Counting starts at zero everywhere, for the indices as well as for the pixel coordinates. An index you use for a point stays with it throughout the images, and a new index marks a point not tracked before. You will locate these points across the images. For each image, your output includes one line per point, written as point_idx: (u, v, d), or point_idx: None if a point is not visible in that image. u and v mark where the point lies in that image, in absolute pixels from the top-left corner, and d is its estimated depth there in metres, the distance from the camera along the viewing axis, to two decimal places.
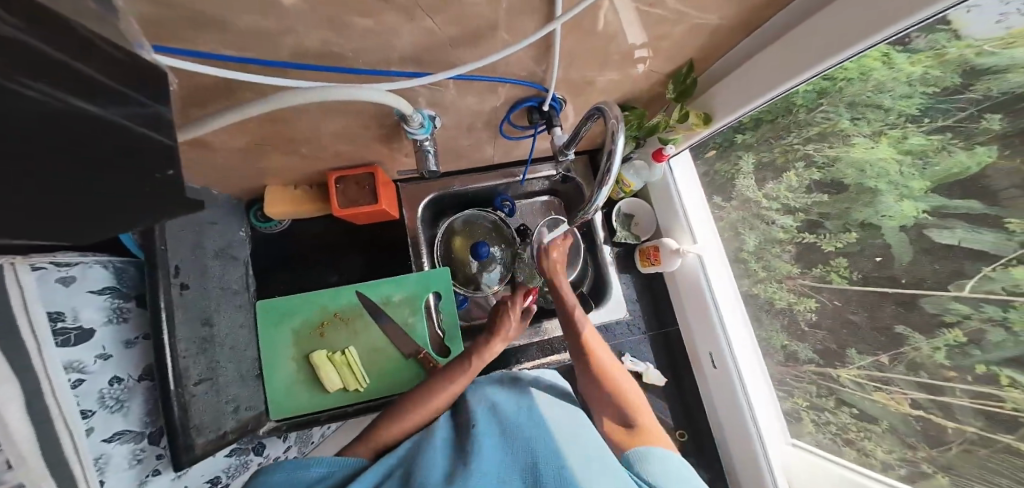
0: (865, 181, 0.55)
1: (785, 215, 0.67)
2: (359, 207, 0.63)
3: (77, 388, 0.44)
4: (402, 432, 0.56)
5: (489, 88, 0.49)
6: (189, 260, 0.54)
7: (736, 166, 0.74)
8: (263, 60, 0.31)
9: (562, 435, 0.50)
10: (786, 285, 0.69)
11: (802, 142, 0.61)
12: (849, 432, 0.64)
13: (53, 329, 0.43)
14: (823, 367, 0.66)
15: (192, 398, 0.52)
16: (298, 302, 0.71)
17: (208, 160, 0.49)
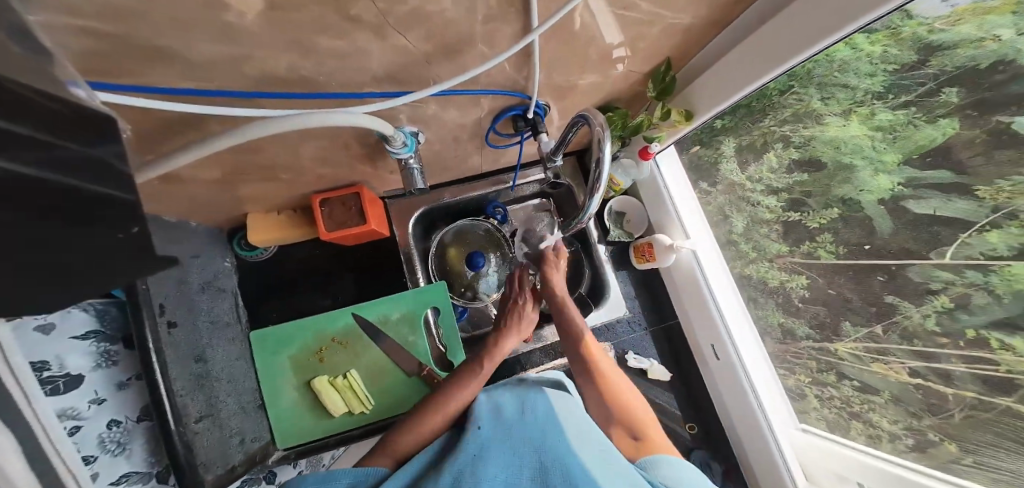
0: (841, 157, 0.56)
1: (768, 196, 0.67)
2: (348, 229, 0.63)
3: (74, 435, 0.45)
4: (421, 439, 0.54)
5: (471, 100, 0.49)
6: (173, 296, 0.53)
7: (718, 151, 0.74)
8: (230, 91, 0.30)
9: (572, 434, 0.49)
10: (777, 263, 0.69)
11: (778, 124, 0.62)
12: (854, 405, 0.64)
13: (39, 380, 0.42)
14: (821, 342, 0.66)
15: (196, 435, 0.50)
16: (294, 330, 0.69)
17: (186, 192, 0.48)
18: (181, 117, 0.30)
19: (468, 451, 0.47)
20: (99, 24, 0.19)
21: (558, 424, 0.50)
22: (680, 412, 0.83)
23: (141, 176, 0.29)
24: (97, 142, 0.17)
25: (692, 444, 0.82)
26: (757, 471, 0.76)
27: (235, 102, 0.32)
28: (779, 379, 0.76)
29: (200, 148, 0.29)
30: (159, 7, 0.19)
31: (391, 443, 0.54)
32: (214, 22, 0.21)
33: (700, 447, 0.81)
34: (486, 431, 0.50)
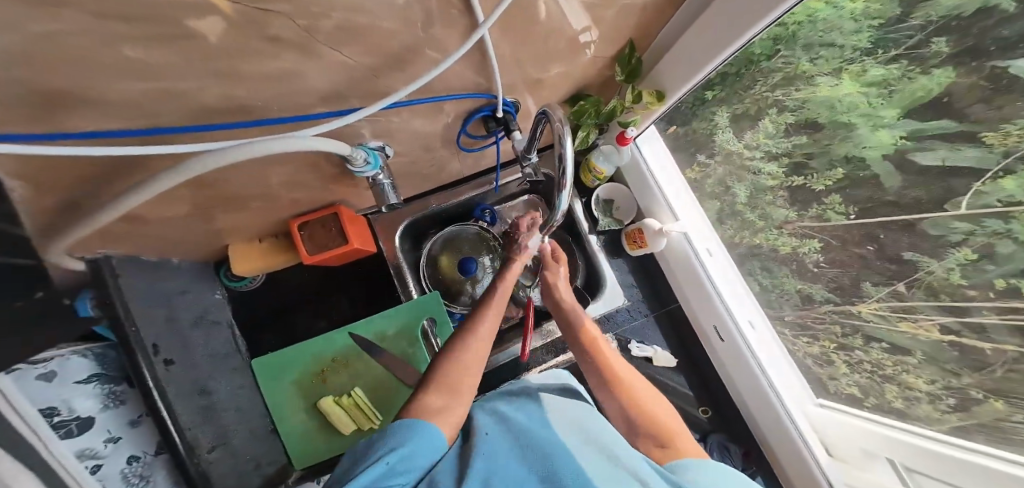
0: (838, 117, 0.52)
1: (769, 162, 0.64)
2: (331, 251, 0.65)
3: (96, 473, 0.46)
4: (467, 370, 0.49)
5: (432, 108, 0.49)
6: (165, 335, 0.53)
7: (712, 122, 0.71)
8: (161, 128, 0.32)
9: (598, 457, 0.44)
10: (787, 230, 0.65)
11: (769, 89, 0.58)
12: (886, 368, 0.58)
13: (51, 425, 0.43)
14: (843, 305, 0.61)
15: (210, 464, 0.51)
16: (293, 354, 0.69)
17: (146, 233, 0.49)
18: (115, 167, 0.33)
19: (479, 449, 0.44)
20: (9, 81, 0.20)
21: (582, 447, 0.46)
22: (694, 397, 0.82)
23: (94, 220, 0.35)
24: None
25: (710, 429, 0.80)
26: (774, 444, 0.75)
27: (167, 138, 0.34)
28: (788, 353, 0.74)
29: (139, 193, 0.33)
30: (55, 55, 0.20)
31: (442, 382, 0.47)
32: (112, 59, 0.23)
33: (717, 430, 0.80)
34: (494, 433, 0.48)
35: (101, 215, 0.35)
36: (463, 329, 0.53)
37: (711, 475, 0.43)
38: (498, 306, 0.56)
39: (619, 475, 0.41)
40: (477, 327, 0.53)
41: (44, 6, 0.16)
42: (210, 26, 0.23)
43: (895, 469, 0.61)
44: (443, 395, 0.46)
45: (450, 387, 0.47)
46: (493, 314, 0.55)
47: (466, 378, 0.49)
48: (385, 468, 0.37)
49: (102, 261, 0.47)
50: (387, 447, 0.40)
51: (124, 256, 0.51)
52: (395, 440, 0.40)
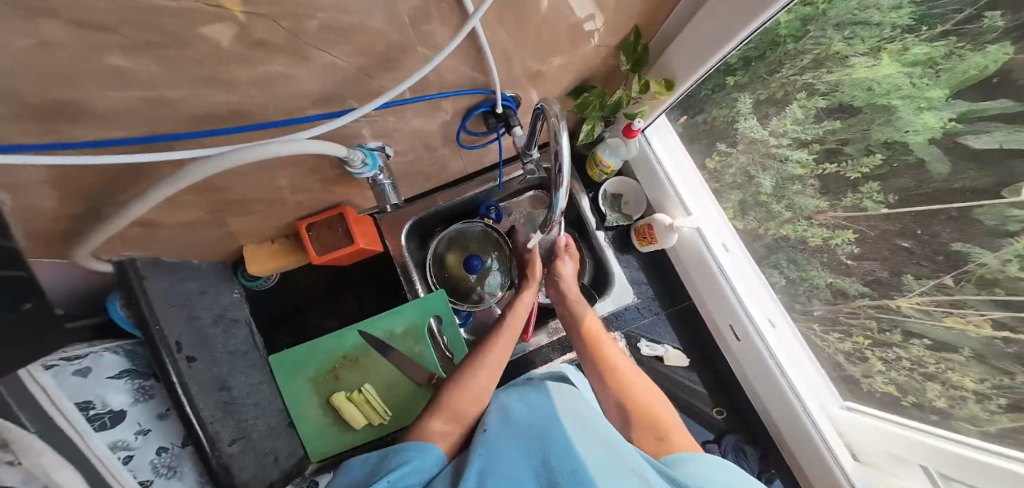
0: (876, 100, 0.46)
1: (798, 149, 0.58)
2: (338, 251, 0.67)
3: (128, 464, 0.47)
4: (473, 401, 0.52)
5: (429, 106, 0.49)
6: (188, 332, 0.56)
7: (733, 109, 0.65)
8: (164, 134, 0.33)
9: (597, 443, 0.42)
10: (818, 220, 0.59)
11: (798, 73, 0.53)
12: (928, 366, 0.53)
13: (86, 417, 0.45)
14: (880, 299, 0.55)
15: (231, 457, 0.52)
16: (306, 353, 0.72)
17: (165, 237, 0.53)
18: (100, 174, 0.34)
19: (477, 452, 0.43)
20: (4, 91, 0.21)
21: (583, 431, 0.44)
22: (706, 396, 0.79)
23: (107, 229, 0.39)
24: None
25: (724, 429, 0.77)
26: (792, 444, 0.71)
27: (163, 145, 0.35)
28: (813, 354, 0.70)
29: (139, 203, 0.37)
30: (47, 67, 0.21)
31: (449, 409, 0.50)
32: (102, 68, 0.23)
33: (732, 430, 0.77)
34: (494, 429, 0.46)
35: (111, 224, 0.39)
36: (473, 359, 0.57)
37: (712, 469, 0.41)
38: (508, 335, 0.60)
39: (615, 462, 0.40)
40: (487, 358, 0.57)
41: (21, 19, 0.17)
42: (196, 36, 0.24)
43: (929, 477, 0.56)
44: (448, 421, 0.49)
45: (456, 414, 0.50)
46: (502, 348, 0.59)
47: (472, 406, 0.52)
48: (388, 485, 0.39)
49: (127, 263, 0.51)
50: (395, 467, 0.41)
51: (147, 259, 0.54)
52: (408, 455, 0.43)
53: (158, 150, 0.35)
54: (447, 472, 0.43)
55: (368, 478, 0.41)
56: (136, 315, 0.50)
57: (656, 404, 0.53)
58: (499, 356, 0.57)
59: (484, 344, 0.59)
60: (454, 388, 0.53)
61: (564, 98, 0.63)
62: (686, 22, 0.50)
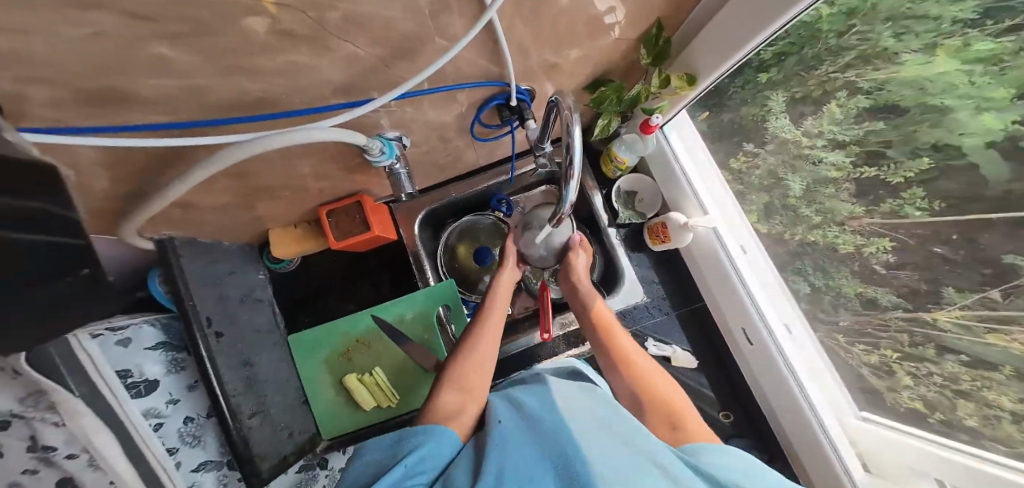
0: (927, 99, 0.42)
1: (834, 150, 0.54)
2: (354, 237, 0.69)
3: (159, 430, 0.50)
4: (479, 372, 0.54)
5: (445, 97, 0.49)
6: (217, 310, 0.59)
7: (765, 107, 0.62)
8: (202, 120, 0.36)
9: (613, 439, 0.40)
10: (852, 227, 0.56)
11: (839, 70, 0.49)
12: (962, 383, 0.49)
13: (125, 385, 0.49)
14: (914, 311, 0.52)
15: (251, 430, 0.55)
16: (323, 334, 0.75)
17: (200, 219, 0.57)
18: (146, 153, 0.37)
19: (494, 443, 0.41)
20: (54, 74, 0.23)
21: (600, 428, 0.42)
22: (714, 399, 0.77)
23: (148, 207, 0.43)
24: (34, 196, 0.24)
25: (731, 435, 0.76)
26: (801, 453, 0.69)
27: (207, 130, 0.38)
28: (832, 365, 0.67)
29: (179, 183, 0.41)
30: (94, 53, 0.23)
31: (454, 381, 0.52)
32: (145, 57, 0.25)
33: (742, 436, 0.75)
34: (508, 424, 0.45)
35: (151, 204, 0.44)
36: (473, 335, 0.60)
37: (738, 462, 0.39)
38: (500, 311, 0.63)
39: (635, 455, 0.38)
40: (484, 332, 0.60)
41: (75, 9, 0.18)
42: (225, 25, 0.25)
43: None
44: (456, 393, 0.51)
45: (462, 386, 0.52)
46: (497, 320, 0.62)
47: (477, 377, 0.54)
48: (405, 470, 0.38)
49: (166, 242, 0.55)
50: (409, 451, 0.40)
51: (185, 238, 0.58)
52: (421, 439, 0.42)
53: (196, 135, 0.37)
54: (463, 459, 0.41)
55: (384, 464, 0.40)
56: (172, 291, 0.54)
57: (669, 388, 0.53)
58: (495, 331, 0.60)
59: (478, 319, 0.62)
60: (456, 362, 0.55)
61: (579, 92, 0.62)
62: (716, 12, 0.47)
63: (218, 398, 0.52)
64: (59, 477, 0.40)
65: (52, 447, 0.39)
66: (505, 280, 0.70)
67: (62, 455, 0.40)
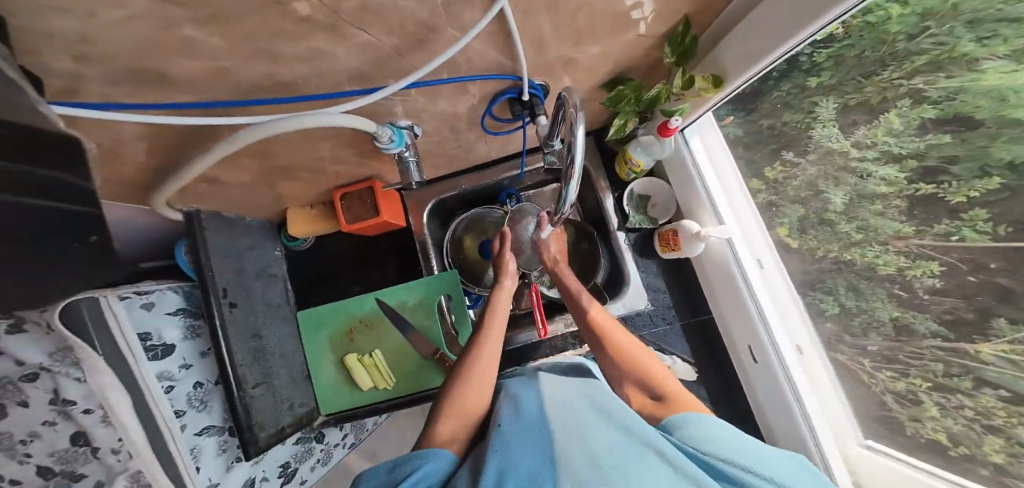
0: (1008, 112, 0.36)
1: (887, 164, 0.48)
2: (364, 221, 0.70)
3: (169, 392, 0.52)
4: (475, 401, 0.53)
5: (458, 89, 0.48)
6: (234, 283, 0.62)
7: (811, 114, 0.56)
8: (224, 101, 0.38)
9: (613, 430, 0.41)
10: (897, 247, 0.50)
11: (905, 76, 0.43)
12: (996, 418, 0.44)
13: (143, 346, 0.52)
14: (955, 342, 0.46)
15: (253, 399, 0.57)
16: (330, 312, 0.78)
17: (225, 193, 0.59)
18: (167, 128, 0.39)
19: (493, 447, 0.40)
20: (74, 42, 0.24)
21: (599, 420, 0.43)
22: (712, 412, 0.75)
23: (180, 179, 0.46)
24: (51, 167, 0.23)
25: None
26: None
27: (232, 110, 0.40)
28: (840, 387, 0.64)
29: (202, 160, 0.43)
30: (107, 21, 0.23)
31: (450, 410, 0.51)
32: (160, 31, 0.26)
33: None
34: (507, 425, 0.44)
35: (179, 178, 0.47)
36: (468, 356, 0.59)
37: (733, 436, 0.41)
38: (495, 329, 0.62)
39: (631, 445, 0.39)
40: (481, 353, 0.59)
41: None
42: (237, 6, 0.25)
43: None
44: (453, 424, 0.49)
45: (458, 415, 0.51)
46: (492, 338, 0.61)
47: (471, 405, 0.52)
48: None
49: (193, 214, 0.57)
50: (408, 474, 0.41)
51: (212, 212, 0.61)
52: (420, 462, 0.42)
53: (216, 115, 0.39)
54: (464, 474, 0.40)
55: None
56: (194, 258, 0.56)
57: (672, 379, 0.53)
58: (493, 351, 0.59)
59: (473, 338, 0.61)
60: (450, 392, 0.54)
61: (596, 89, 0.61)
62: (755, 4, 0.43)
63: (227, 367, 0.55)
64: (75, 430, 0.44)
65: (72, 402, 0.44)
66: (503, 299, 0.68)
67: (80, 410, 0.44)
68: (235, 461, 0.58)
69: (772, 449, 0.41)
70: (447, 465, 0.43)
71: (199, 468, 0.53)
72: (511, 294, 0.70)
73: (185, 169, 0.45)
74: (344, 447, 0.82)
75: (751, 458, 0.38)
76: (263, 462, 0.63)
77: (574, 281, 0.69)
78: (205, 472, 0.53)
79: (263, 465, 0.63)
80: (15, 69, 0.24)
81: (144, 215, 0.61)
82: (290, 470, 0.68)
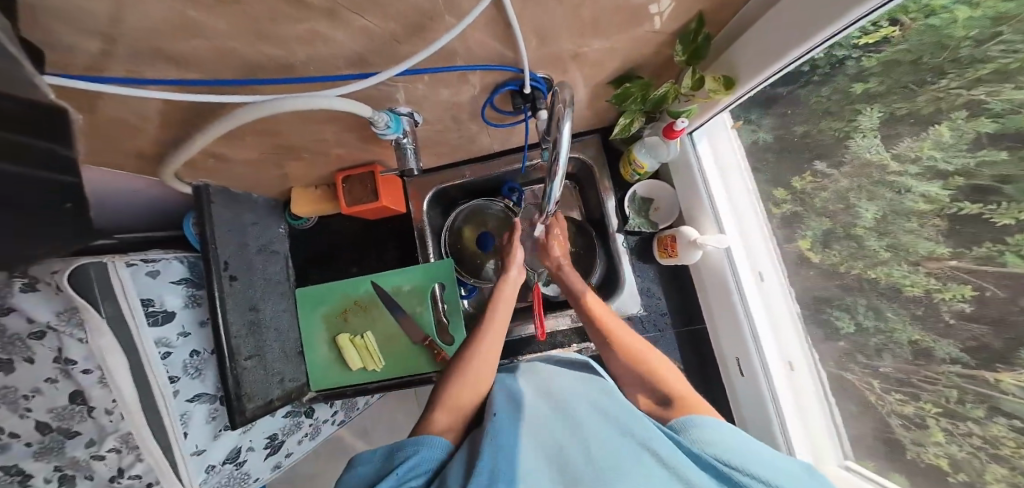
0: None
1: (931, 179, 0.43)
2: (363, 205, 0.70)
3: (165, 359, 0.54)
4: (472, 394, 0.54)
5: (459, 78, 0.47)
6: (235, 256, 0.63)
7: (852, 123, 0.51)
8: (226, 80, 0.38)
9: (611, 431, 0.40)
10: (928, 268, 0.45)
11: (966, 85, 0.38)
12: (1003, 447, 0.40)
13: (145, 312, 0.53)
14: (976, 369, 0.42)
15: (244, 370, 0.58)
16: (326, 291, 0.79)
17: (230, 170, 0.60)
18: (169, 104, 0.39)
19: (491, 435, 0.40)
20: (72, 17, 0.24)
21: (599, 420, 0.43)
22: None
23: (187, 148, 0.46)
24: (38, 138, 0.24)
25: None
26: None
27: (238, 89, 0.40)
28: (831, 407, 0.62)
29: (202, 135, 0.43)
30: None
31: (447, 402, 0.52)
32: (154, 9, 0.26)
33: None
34: (505, 415, 0.44)
35: (183, 153, 0.47)
36: (469, 348, 0.59)
37: (733, 437, 0.39)
38: (498, 321, 0.63)
39: (627, 445, 0.38)
40: (483, 343, 0.59)
41: None
42: None
43: None
44: (450, 416, 0.50)
45: (455, 406, 0.52)
46: (494, 331, 0.61)
47: (467, 397, 0.53)
48: (396, 480, 0.39)
49: (201, 188, 0.58)
50: (403, 459, 0.42)
51: (219, 187, 0.62)
52: (415, 448, 0.43)
53: (216, 92, 0.39)
54: (460, 461, 0.41)
55: (376, 474, 0.41)
56: (200, 229, 0.57)
57: (683, 384, 0.51)
58: (494, 338, 0.60)
59: (476, 328, 0.62)
60: (452, 382, 0.55)
61: (604, 86, 0.59)
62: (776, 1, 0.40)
63: (222, 336, 0.56)
64: (74, 388, 0.47)
65: (72, 362, 0.46)
66: (506, 290, 0.68)
67: (80, 370, 0.47)
68: (223, 430, 0.60)
69: (774, 450, 0.39)
70: (442, 451, 0.44)
71: (186, 434, 0.55)
72: (516, 288, 0.70)
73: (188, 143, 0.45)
74: (333, 423, 0.84)
75: (753, 457, 0.36)
76: (250, 432, 0.65)
77: (576, 278, 0.68)
78: (192, 438, 0.55)
79: (251, 435, 0.65)
80: (16, 42, 0.25)
81: (154, 187, 0.62)
82: (277, 442, 0.70)
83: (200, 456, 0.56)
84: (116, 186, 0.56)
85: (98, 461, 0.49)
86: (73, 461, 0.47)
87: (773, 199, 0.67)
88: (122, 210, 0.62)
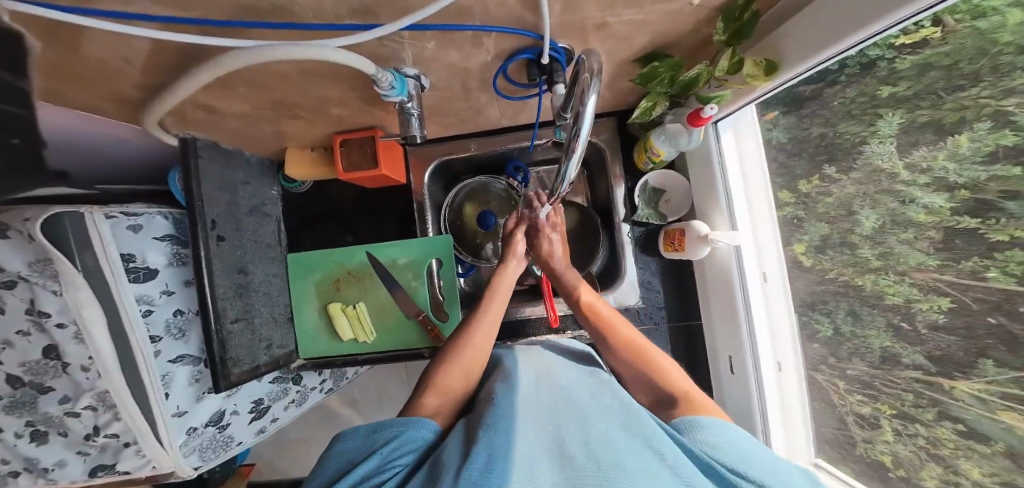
0: None
1: (936, 191, 0.41)
2: (361, 172, 0.66)
3: (146, 317, 0.51)
4: (462, 379, 0.52)
5: (473, 40, 0.43)
6: (223, 214, 0.59)
7: (871, 127, 0.48)
8: (217, 21, 0.33)
9: (617, 426, 0.38)
10: (911, 278, 0.44)
11: (995, 95, 0.34)
12: (942, 447, 0.43)
13: (125, 268, 0.50)
14: (934, 375, 0.43)
15: (230, 334, 0.56)
16: (319, 259, 0.77)
17: (221, 124, 0.56)
18: (148, 45, 0.35)
19: (492, 425, 0.38)
20: None
21: (604, 414, 0.40)
22: None
23: (171, 95, 0.42)
24: None
25: None
26: None
27: (229, 32, 0.36)
28: (809, 410, 0.63)
29: (187, 80, 0.39)
30: None
31: (435, 383, 0.51)
32: None
33: None
34: (503, 407, 0.41)
35: (167, 99, 0.43)
36: (466, 331, 0.59)
37: (716, 434, 0.38)
38: (497, 307, 0.62)
39: (634, 442, 0.35)
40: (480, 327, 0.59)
41: None
42: None
43: None
44: (436, 398, 0.49)
45: (440, 388, 0.51)
46: (490, 316, 0.60)
47: (456, 380, 0.52)
48: (380, 459, 0.39)
49: (189, 141, 0.54)
50: (387, 439, 0.41)
51: (211, 142, 0.58)
52: (402, 428, 0.42)
53: (203, 33, 0.35)
54: (455, 442, 0.39)
55: (361, 455, 0.40)
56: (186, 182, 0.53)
57: (684, 379, 0.50)
58: (492, 320, 0.60)
59: (476, 312, 0.61)
60: (445, 364, 0.54)
61: (629, 62, 0.55)
62: None
63: (208, 298, 0.53)
64: (47, 342, 0.46)
65: (45, 313, 0.45)
66: (506, 279, 0.68)
67: (53, 323, 0.45)
68: (207, 392, 0.59)
69: (756, 443, 0.38)
70: (432, 432, 0.43)
71: (168, 395, 0.54)
72: (517, 275, 0.70)
73: (173, 89, 0.41)
74: (319, 391, 0.85)
75: (752, 457, 0.35)
76: (235, 396, 0.64)
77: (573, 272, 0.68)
78: (173, 399, 0.54)
79: (236, 400, 0.64)
80: None
81: (136, 135, 0.58)
82: (262, 407, 0.70)
83: (181, 418, 0.56)
84: (95, 131, 0.52)
85: (73, 416, 0.51)
86: (45, 417, 0.51)
87: (776, 201, 0.65)
88: (110, 153, 0.59)
